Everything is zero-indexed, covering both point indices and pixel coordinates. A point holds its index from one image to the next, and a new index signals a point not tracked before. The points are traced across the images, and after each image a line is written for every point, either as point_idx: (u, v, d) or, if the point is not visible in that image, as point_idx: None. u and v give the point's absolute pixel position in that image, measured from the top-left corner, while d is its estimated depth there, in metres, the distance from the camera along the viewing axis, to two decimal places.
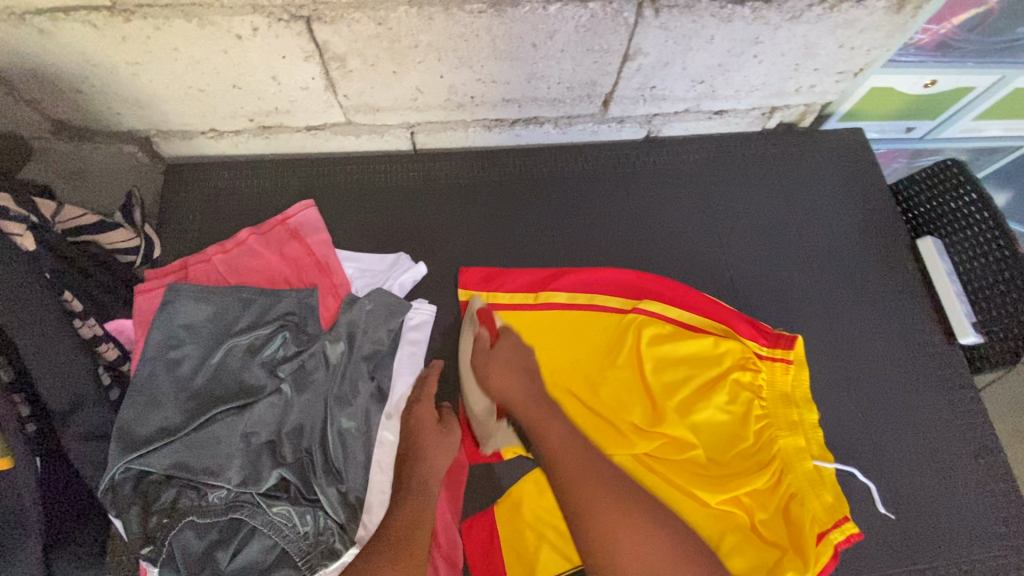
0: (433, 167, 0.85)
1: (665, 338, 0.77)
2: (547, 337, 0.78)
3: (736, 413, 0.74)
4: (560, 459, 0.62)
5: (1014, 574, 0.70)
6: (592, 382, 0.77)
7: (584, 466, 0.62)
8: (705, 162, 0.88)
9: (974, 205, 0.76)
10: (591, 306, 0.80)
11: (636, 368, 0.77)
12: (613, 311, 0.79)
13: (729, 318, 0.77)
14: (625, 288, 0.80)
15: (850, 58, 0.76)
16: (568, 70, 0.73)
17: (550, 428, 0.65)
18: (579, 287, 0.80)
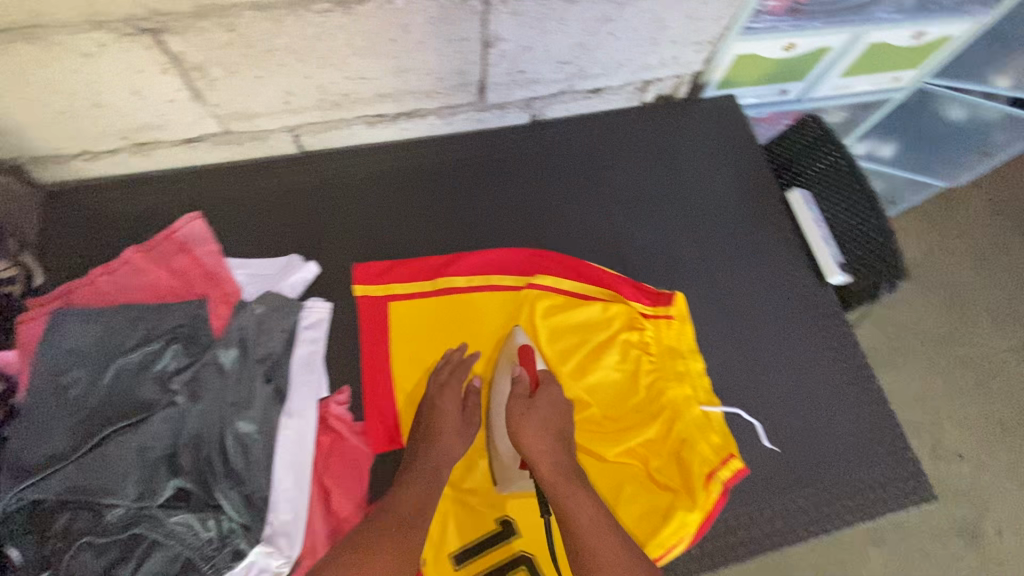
0: (323, 168, 0.86)
1: (558, 308, 0.81)
2: (445, 320, 0.80)
3: (627, 370, 0.79)
4: (587, 546, 0.61)
5: (892, 489, 0.75)
6: (492, 359, 0.79)
7: (607, 549, 0.60)
8: (586, 140, 0.94)
9: (832, 152, 0.88)
10: (488, 285, 0.82)
11: (533, 343, 0.80)
12: (508, 288, 0.82)
13: (613, 284, 0.82)
14: (518, 265, 0.84)
15: (702, 29, 0.83)
16: (433, 62, 0.75)
17: (580, 504, 0.64)
18: (474, 269, 0.83)
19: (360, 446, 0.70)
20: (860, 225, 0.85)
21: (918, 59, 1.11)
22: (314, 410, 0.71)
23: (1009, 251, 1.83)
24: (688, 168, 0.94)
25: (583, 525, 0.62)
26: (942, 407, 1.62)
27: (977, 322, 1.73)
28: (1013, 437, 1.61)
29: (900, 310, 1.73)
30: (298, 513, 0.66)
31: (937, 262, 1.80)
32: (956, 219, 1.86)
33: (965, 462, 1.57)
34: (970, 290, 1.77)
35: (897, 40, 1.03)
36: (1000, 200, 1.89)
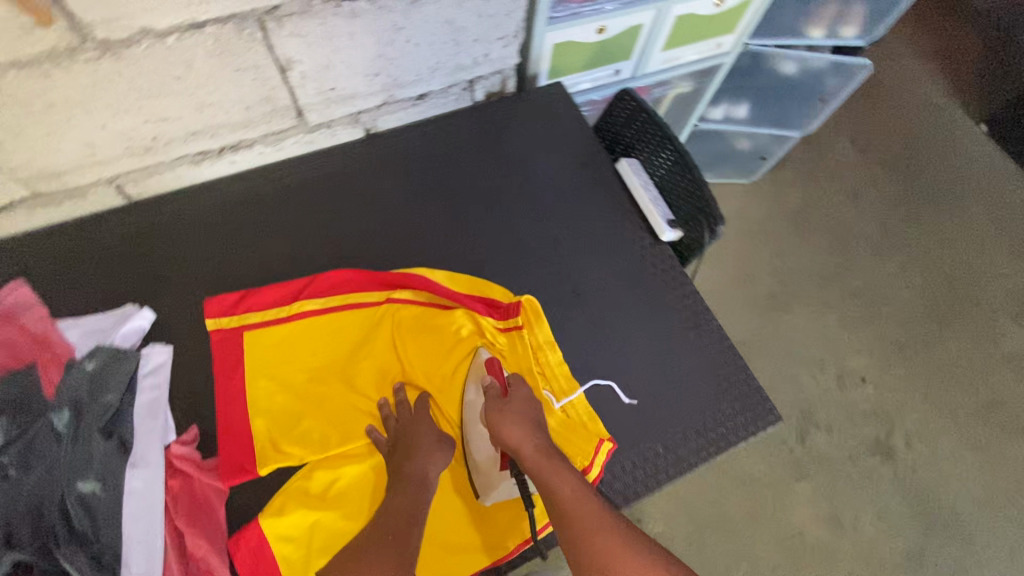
0: (155, 214, 0.86)
1: (417, 321, 0.83)
2: (301, 347, 0.80)
3: None
4: (583, 523, 0.61)
5: (743, 418, 0.80)
6: (348, 378, 0.78)
7: (597, 519, 0.61)
8: (421, 146, 0.98)
9: (648, 121, 0.93)
10: (344, 307, 0.83)
11: (396, 357, 0.81)
12: (366, 308, 0.83)
13: (464, 294, 0.85)
14: (376, 284, 0.85)
15: (498, 24, 0.87)
16: (233, 93, 0.77)
17: (564, 479, 0.64)
18: (330, 294, 0.83)
19: (212, 482, 0.70)
20: (682, 182, 0.90)
21: (730, 23, 1.19)
22: (159, 455, 0.70)
23: (875, 186, 1.98)
24: (523, 158, 0.99)
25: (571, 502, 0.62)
26: (841, 338, 1.72)
27: (859, 254, 1.86)
28: (908, 353, 1.72)
29: (790, 256, 1.83)
30: (152, 562, 0.64)
31: (814, 207, 1.92)
32: (824, 165, 2.00)
33: (869, 385, 1.66)
34: (848, 227, 1.90)
35: (701, 9, 1.11)
36: (861, 143, 2.05)
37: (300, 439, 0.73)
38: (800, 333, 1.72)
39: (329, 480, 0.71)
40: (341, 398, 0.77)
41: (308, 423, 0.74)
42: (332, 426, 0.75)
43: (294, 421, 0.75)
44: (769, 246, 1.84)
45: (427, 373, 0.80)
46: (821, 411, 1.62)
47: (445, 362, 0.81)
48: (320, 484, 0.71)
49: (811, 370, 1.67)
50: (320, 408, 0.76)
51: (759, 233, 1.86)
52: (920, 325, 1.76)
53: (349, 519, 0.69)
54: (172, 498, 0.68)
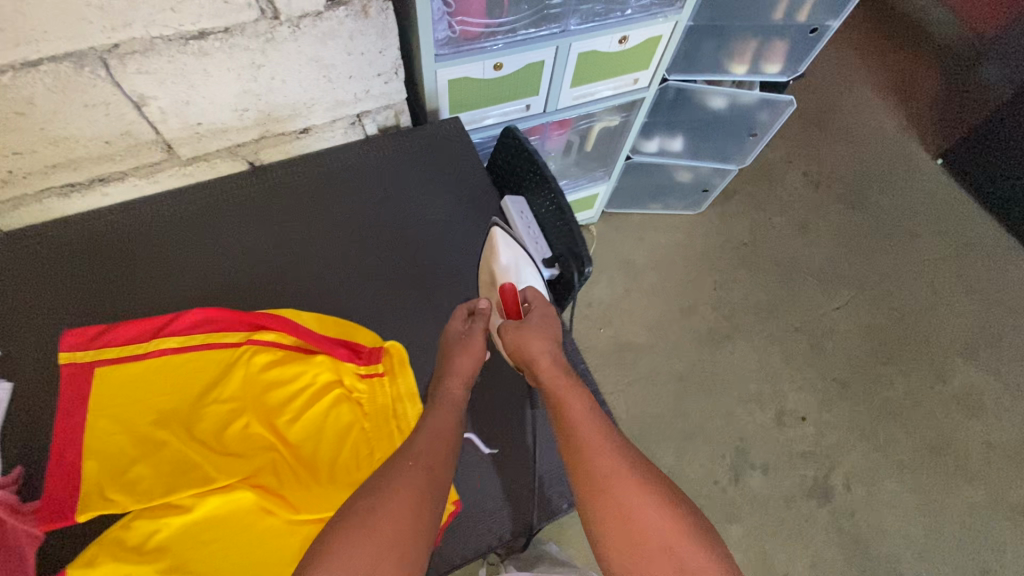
0: (18, 245, 0.85)
1: (276, 363, 0.79)
2: (151, 386, 0.76)
3: (339, 425, 0.76)
4: (593, 448, 0.59)
5: None
6: (191, 424, 0.74)
7: (604, 443, 0.60)
8: (306, 179, 0.97)
9: (530, 159, 0.93)
10: (203, 347, 0.79)
11: (249, 399, 0.76)
12: (225, 349, 0.80)
13: (328, 339, 0.81)
14: (239, 323, 0.81)
15: (372, 62, 0.87)
16: (87, 127, 0.76)
17: (574, 399, 0.64)
18: (190, 332, 0.80)
19: (26, 527, 0.67)
20: (557, 221, 0.90)
21: (641, 58, 1.19)
22: None
23: (825, 218, 1.96)
24: (411, 191, 0.98)
25: (586, 420, 0.62)
26: (781, 374, 1.68)
27: (805, 287, 1.83)
28: (850, 391, 1.68)
29: (733, 289, 1.81)
30: None
31: (761, 239, 1.90)
32: (774, 196, 1.98)
33: (809, 423, 1.62)
34: (795, 259, 1.87)
35: (605, 46, 1.11)
36: (813, 174, 2.03)
37: (131, 483, 0.70)
38: (739, 368, 1.68)
39: (150, 530, 0.67)
40: (184, 441, 0.73)
41: (142, 466, 0.71)
42: (166, 470, 0.71)
43: (129, 462, 0.71)
44: (713, 278, 1.82)
45: (280, 416, 0.76)
46: (757, 449, 1.58)
47: (300, 406, 0.76)
48: (142, 534, 0.66)
49: (749, 406, 1.63)
50: (158, 450, 0.72)
51: (702, 264, 1.84)
52: (864, 361, 1.72)
53: (166, 572, 0.64)
54: None
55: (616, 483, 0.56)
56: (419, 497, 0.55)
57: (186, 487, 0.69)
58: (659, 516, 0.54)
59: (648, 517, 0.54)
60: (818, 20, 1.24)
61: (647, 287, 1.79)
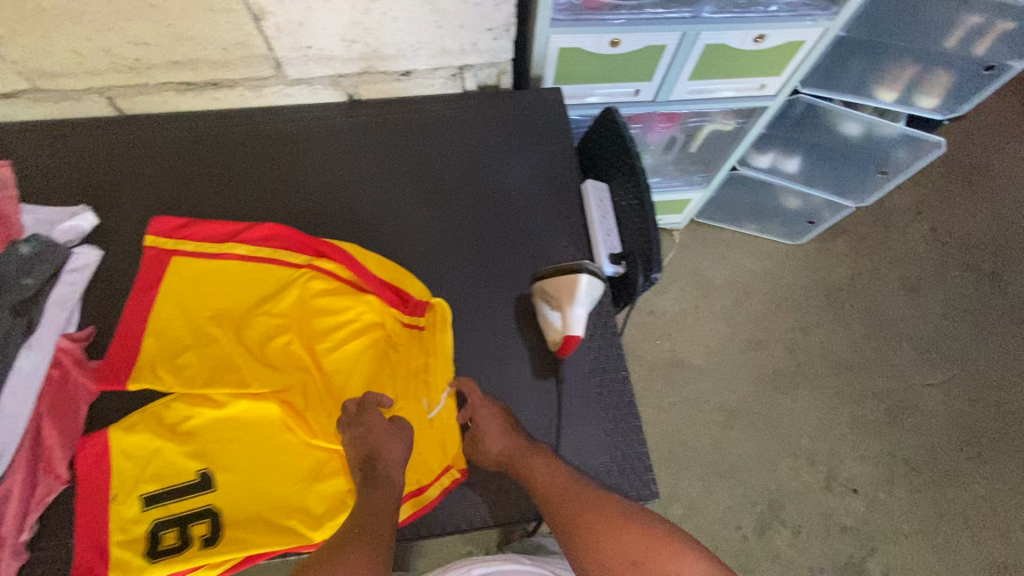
0: (136, 130, 0.93)
1: (328, 293, 0.81)
2: (214, 284, 0.80)
3: (371, 368, 0.78)
4: (564, 506, 0.65)
5: (615, 479, 0.73)
6: (240, 329, 0.78)
7: (569, 496, 0.65)
8: (396, 120, 0.97)
9: (622, 146, 0.86)
10: (266, 259, 0.82)
11: (296, 322, 0.79)
12: (285, 266, 0.82)
13: (381, 282, 0.82)
14: (303, 245, 0.83)
15: (486, 14, 0.84)
16: (208, 31, 0.80)
17: (537, 466, 0.68)
18: (258, 243, 0.82)
19: (86, 381, 0.75)
20: (636, 217, 0.83)
21: (775, 63, 1.08)
22: (50, 343, 0.75)
23: (945, 283, 1.72)
24: (493, 154, 0.95)
25: (551, 481, 0.67)
26: (843, 438, 1.53)
27: (897, 353, 1.63)
28: (919, 477, 1.50)
29: (812, 334, 1.65)
30: (8, 435, 0.69)
31: (860, 289, 1.71)
32: (888, 245, 1.77)
33: (859, 498, 1.47)
34: (894, 320, 1.67)
35: (737, 41, 1.01)
36: (943, 232, 1.78)
37: (177, 368, 0.74)
38: (796, 419, 1.55)
39: (185, 415, 0.72)
40: (229, 343, 0.76)
41: (190, 355, 0.75)
42: (208, 365, 0.75)
43: (180, 348, 0.76)
44: (793, 317, 1.67)
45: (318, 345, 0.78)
46: (792, 508, 1.46)
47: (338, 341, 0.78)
48: (177, 416, 0.72)
49: (795, 462, 1.50)
50: (205, 345, 0.76)
51: (785, 300, 1.69)
52: (944, 452, 1.52)
53: (189, 457, 0.70)
54: (47, 383, 0.73)
55: (591, 528, 0.63)
56: None
57: (221, 386, 0.73)
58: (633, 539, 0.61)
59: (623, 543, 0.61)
60: (997, 57, 1.05)
61: (718, 310, 1.68)
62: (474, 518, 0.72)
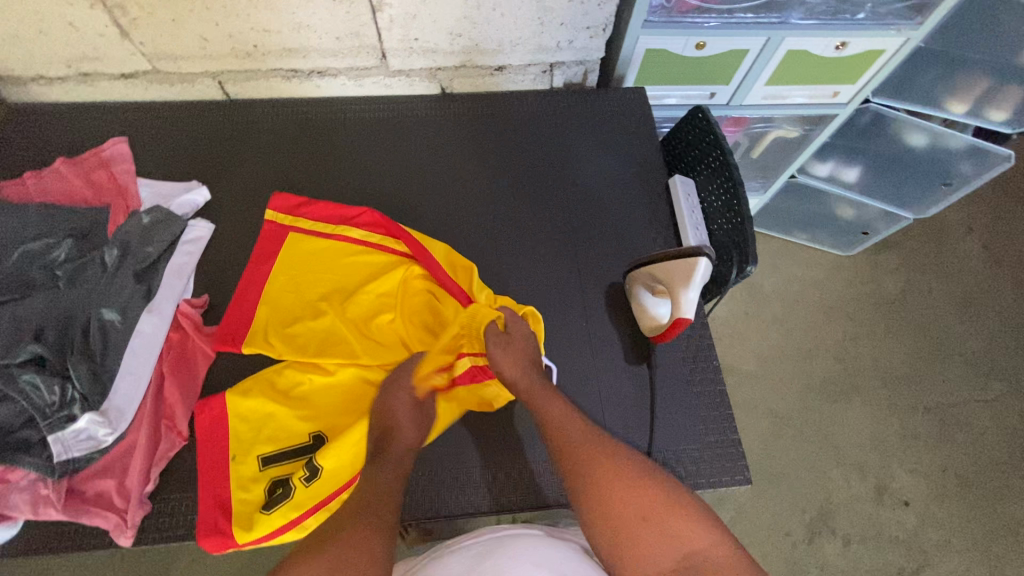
0: (242, 113, 0.98)
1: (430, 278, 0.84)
2: (323, 263, 0.84)
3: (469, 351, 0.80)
4: (574, 453, 0.62)
5: (707, 464, 0.75)
6: (347, 306, 0.81)
7: (580, 442, 0.62)
8: (486, 112, 1.00)
9: (713, 143, 0.88)
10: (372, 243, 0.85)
11: (397, 303, 0.82)
12: (389, 250, 0.85)
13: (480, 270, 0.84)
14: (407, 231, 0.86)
15: (587, 13, 0.88)
16: (327, 20, 0.85)
17: (551, 405, 0.67)
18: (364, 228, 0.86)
19: (204, 346, 0.79)
20: (727, 212, 0.85)
21: (853, 71, 1.10)
22: (170, 310, 0.79)
23: (1000, 299, 1.70)
24: (579, 148, 0.99)
25: (563, 425, 0.65)
26: (893, 450, 1.52)
27: (949, 368, 1.62)
28: (973, 493, 1.48)
29: (862, 345, 1.65)
30: (134, 393, 0.73)
31: (911, 302, 1.71)
32: (941, 258, 1.76)
33: (911, 511, 1.46)
34: (946, 334, 1.66)
35: (819, 49, 1.03)
36: (997, 248, 1.76)
37: (290, 339, 0.78)
38: (846, 429, 1.55)
39: (297, 381, 0.76)
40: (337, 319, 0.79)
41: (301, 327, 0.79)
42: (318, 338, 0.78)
43: (292, 321, 0.79)
44: (843, 327, 1.67)
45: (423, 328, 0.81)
46: (842, 517, 1.45)
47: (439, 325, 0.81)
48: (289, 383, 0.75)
49: (845, 471, 1.50)
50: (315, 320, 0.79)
51: (835, 310, 1.70)
52: (999, 469, 1.50)
53: (301, 421, 0.73)
54: (167, 347, 0.78)
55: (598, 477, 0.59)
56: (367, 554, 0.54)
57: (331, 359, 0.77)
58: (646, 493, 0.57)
59: (635, 494, 0.57)
60: None
61: (766, 317, 1.69)
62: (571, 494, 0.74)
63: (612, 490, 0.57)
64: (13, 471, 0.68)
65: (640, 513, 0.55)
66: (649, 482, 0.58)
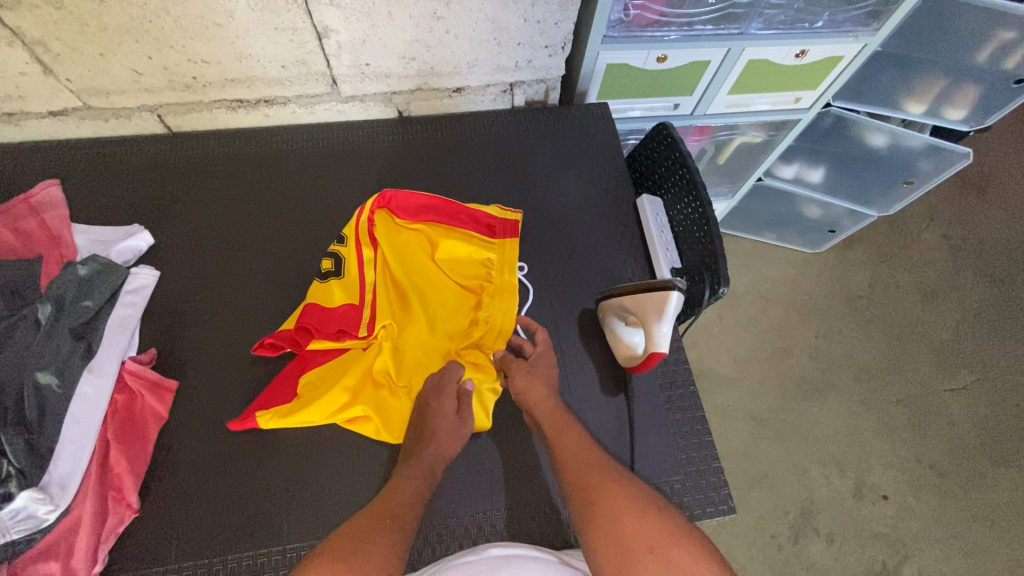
0: (186, 146, 0.92)
1: (463, 259, 0.84)
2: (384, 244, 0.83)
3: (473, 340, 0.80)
4: (581, 484, 0.63)
5: (689, 495, 0.73)
6: (390, 272, 0.83)
7: (592, 463, 0.64)
8: (446, 136, 0.97)
9: (679, 160, 0.86)
10: (427, 223, 0.86)
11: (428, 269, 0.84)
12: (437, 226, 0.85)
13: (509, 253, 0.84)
14: (461, 214, 0.86)
15: (545, 32, 0.85)
16: (270, 49, 0.80)
17: (567, 435, 0.68)
18: (422, 207, 0.86)
19: (155, 406, 0.73)
20: (697, 232, 0.83)
21: (814, 77, 1.10)
22: (114, 368, 0.73)
23: (961, 288, 1.74)
24: (544, 168, 0.96)
25: (575, 453, 0.66)
26: (869, 444, 1.54)
27: (918, 360, 1.65)
28: (947, 481, 1.50)
29: (835, 342, 1.67)
30: (77, 463, 0.67)
31: (880, 296, 1.73)
32: (906, 251, 1.79)
33: (890, 504, 1.48)
34: (913, 325, 1.69)
35: (779, 57, 1.03)
36: (957, 238, 1.81)
37: (335, 295, 0.78)
38: (824, 427, 1.56)
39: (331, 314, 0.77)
40: (377, 269, 0.82)
41: (333, 295, 0.78)
42: (356, 284, 0.80)
43: (342, 287, 0.80)
44: (815, 325, 1.69)
45: (454, 271, 0.84)
46: (824, 516, 1.46)
47: (456, 263, 0.85)
48: (333, 360, 0.76)
49: (825, 469, 1.51)
50: (340, 259, 0.82)
51: (807, 309, 1.71)
52: (971, 456, 1.53)
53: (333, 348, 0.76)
54: (112, 411, 0.72)
55: (598, 492, 0.61)
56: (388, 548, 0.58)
57: (376, 303, 0.79)
58: (656, 525, 0.57)
59: (643, 527, 0.56)
60: None
61: (740, 319, 1.70)
62: (558, 538, 0.69)
63: (625, 519, 0.57)
64: None
65: (624, 518, 0.58)
66: (656, 514, 0.58)
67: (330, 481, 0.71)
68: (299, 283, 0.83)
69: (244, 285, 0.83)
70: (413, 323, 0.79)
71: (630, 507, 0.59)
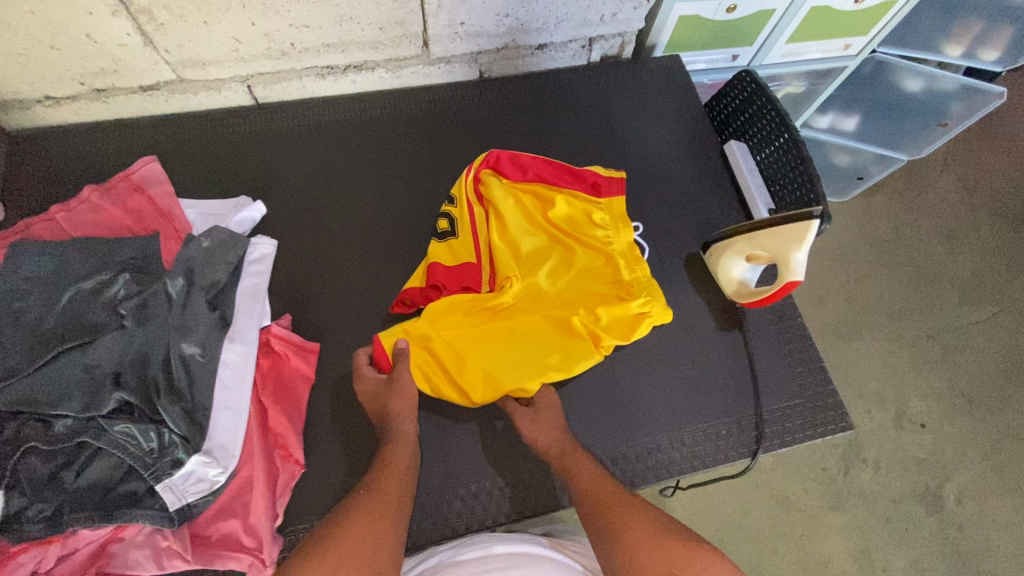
0: (275, 116, 0.91)
1: (569, 214, 0.86)
2: (494, 201, 0.84)
3: (587, 289, 0.82)
4: (604, 506, 0.61)
5: (810, 416, 0.79)
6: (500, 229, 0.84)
7: (610, 491, 0.63)
8: (529, 95, 0.98)
9: (765, 105, 0.88)
10: (530, 183, 0.87)
11: (535, 224, 0.85)
12: (540, 186, 0.87)
13: (614, 203, 0.86)
14: (564, 172, 0.88)
15: None
16: (373, 10, 0.80)
17: (586, 462, 0.68)
18: (528, 168, 0.88)
19: (302, 367, 0.76)
20: (788, 171, 0.85)
21: (866, 23, 1.14)
22: (255, 335, 0.75)
23: (978, 226, 1.83)
24: (629, 121, 0.98)
25: (594, 481, 0.65)
26: (907, 378, 1.63)
27: (944, 296, 1.74)
28: (979, 407, 1.60)
29: (866, 285, 1.75)
30: (237, 427, 0.69)
31: (905, 240, 1.81)
32: (925, 194, 1.87)
33: (929, 432, 1.57)
34: (937, 264, 1.78)
35: (840, 3, 1.06)
36: (971, 179, 1.89)
37: (453, 256, 0.82)
38: (862, 365, 1.65)
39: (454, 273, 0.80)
40: (488, 225, 0.85)
41: (453, 254, 0.82)
42: (472, 242, 0.83)
43: (460, 247, 0.83)
44: (846, 270, 1.77)
45: (565, 229, 0.85)
46: (870, 446, 1.55)
47: (563, 216, 0.86)
48: (459, 313, 0.78)
49: (867, 404, 1.60)
50: (454, 219, 0.85)
51: (837, 256, 1.79)
52: (998, 382, 1.63)
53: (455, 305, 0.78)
54: (261, 374, 0.74)
55: (619, 515, 0.60)
56: (366, 529, 0.56)
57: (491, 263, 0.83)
58: (675, 545, 0.55)
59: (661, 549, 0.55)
60: None
61: None
62: (696, 460, 0.75)
63: (643, 544, 0.56)
64: (126, 528, 0.64)
65: (645, 541, 0.56)
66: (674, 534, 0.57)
67: (478, 426, 0.76)
68: (414, 246, 0.85)
69: (362, 251, 0.85)
70: (535, 275, 0.81)
71: (651, 528, 0.57)
